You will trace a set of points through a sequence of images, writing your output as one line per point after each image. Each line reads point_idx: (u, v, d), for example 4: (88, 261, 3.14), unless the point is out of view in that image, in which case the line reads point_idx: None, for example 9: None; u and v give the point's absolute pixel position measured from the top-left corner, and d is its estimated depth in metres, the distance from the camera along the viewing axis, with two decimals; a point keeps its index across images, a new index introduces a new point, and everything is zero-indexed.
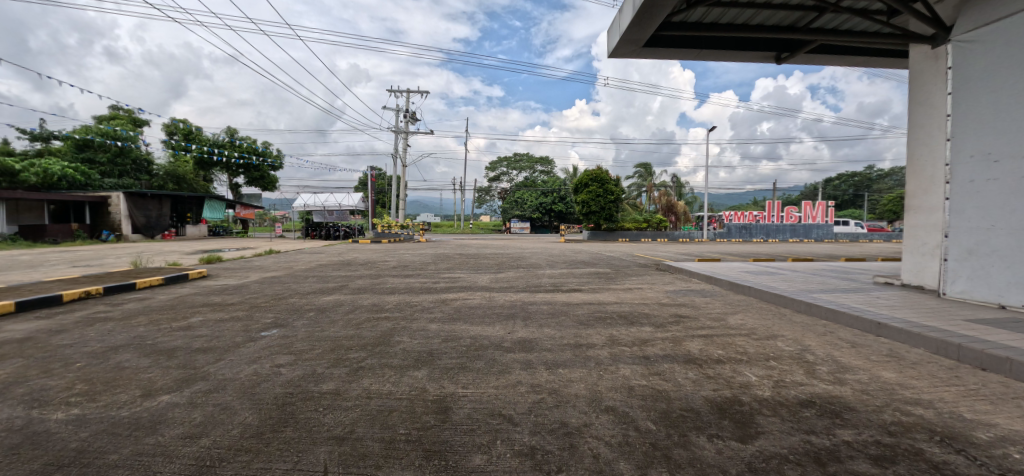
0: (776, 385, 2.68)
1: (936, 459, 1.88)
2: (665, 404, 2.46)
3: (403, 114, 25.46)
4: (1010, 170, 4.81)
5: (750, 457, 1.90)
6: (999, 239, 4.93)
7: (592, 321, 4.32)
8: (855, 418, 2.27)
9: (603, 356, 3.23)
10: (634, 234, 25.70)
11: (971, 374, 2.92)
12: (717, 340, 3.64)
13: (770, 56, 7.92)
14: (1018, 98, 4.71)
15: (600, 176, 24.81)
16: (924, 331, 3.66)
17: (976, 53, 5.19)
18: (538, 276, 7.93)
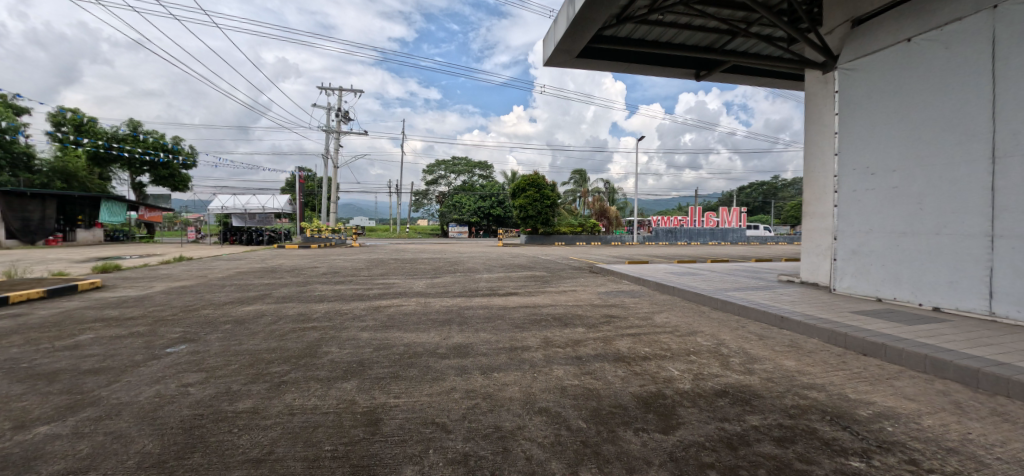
0: (695, 377, 2.86)
1: (827, 436, 2.16)
2: (595, 402, 2.55)
3: (336, 112, 24.49)
4: (883, 181, 5.60)
5: (672, 448, 2.09)
6: (875, 240, 5.71)
7: (527, 324, 4.37)
8: (762, 403, 2.49)
9: (538, 359, 3.26)
10: (569, 238, 26.58)
11: (856, 359, 3.33)
12: (644, 338, 3.83)
13: (691, 73, 8.59)
14: (891, 120, 5.50)
15: (537, 181, 25.38)
16: (818, 323, 4.12)
17: (857, 80, 6.02)
18: (476, 280, 7.90)
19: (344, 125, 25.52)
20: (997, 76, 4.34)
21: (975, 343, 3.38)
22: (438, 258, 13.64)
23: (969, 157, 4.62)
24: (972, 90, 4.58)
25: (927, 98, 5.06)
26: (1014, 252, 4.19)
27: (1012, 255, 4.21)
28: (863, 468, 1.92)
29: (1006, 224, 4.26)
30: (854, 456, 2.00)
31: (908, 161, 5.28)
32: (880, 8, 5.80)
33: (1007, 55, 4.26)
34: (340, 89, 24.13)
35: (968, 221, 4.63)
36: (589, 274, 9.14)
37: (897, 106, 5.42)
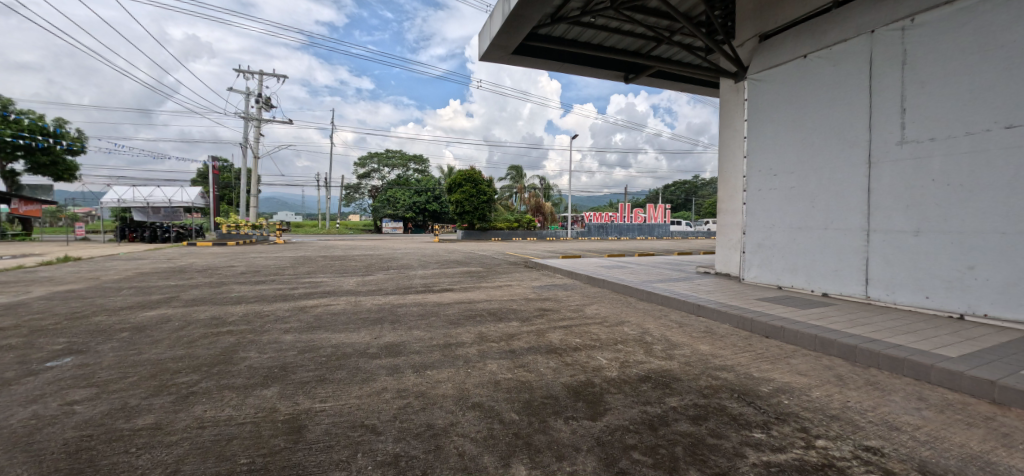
0: (622, 365, 3.03)
1: (735, 412, 2.39)
2: (527, 394, 2.61)
3: (255, 98, 23.02)
4: (784, 182, 6.26)
5: (599, 433, 2.20)
6: (777, 235, 6.38)
7: (461, 320, 4.36)
8: (680, 385, 2.69)
9: (472, 354, 3.27)
10: (506, 234, 26.88)
11: (760, 341, 3.71)
12: (575, 330, 3.99)
13: (620, 76, 9.03)
14: (791, 128, 6.15)
15: (473, 176, 25.46)
16: (730, 310, 4.53)
17: (763, 90, 6.65)
18: (410, 277, 7.72)
19: (266, 113, 23.96)
20: (874, 92, 5.03)
21: (854, 323, 3.92)
22: (371, 255, 13.14)
23: (851, 162, 5.31)
24: (855, 103, 5.27)
25: (819, 109, 5.72)
26: (885, 244, 4.91)
27: (883, 247, 4.93)
28: (763, 439, 2.15)
29: (879, 220, 4.98)
30: (756, 428, 2.23)
31: (804, 164, 5.95)
32: (783, 25, 6.47)
33: (881, 74, 4.96)
34: (258, 73, 22.85)
35: (849, 217, 5.33)
36: (527, 269, 9.27)
37: (795, 115, 6.08)
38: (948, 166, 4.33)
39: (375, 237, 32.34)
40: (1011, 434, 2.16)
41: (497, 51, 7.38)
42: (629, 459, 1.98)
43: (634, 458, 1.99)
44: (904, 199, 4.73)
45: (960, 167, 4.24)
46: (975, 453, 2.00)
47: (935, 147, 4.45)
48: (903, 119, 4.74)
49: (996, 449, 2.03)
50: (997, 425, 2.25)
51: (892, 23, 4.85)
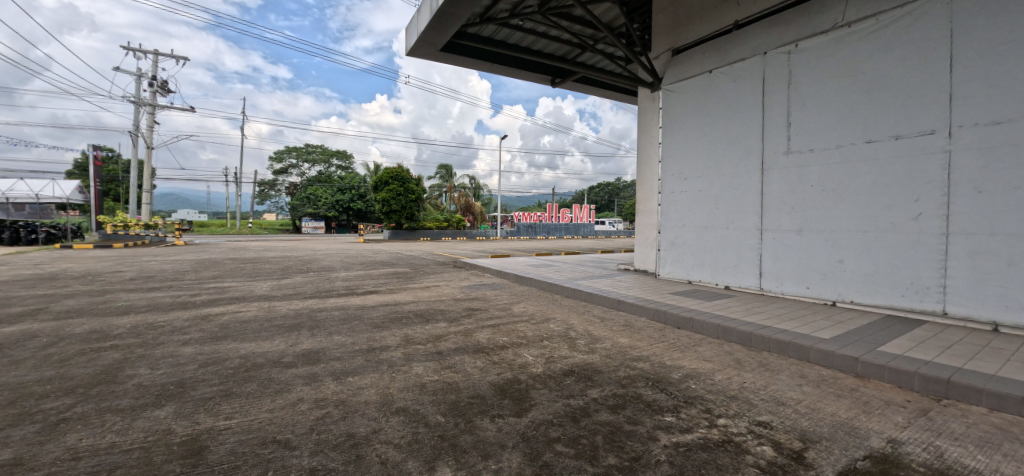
0: (547, 360, 3.14)
1: (649, 399, 2.57)
2: (454, 395, 2.62)
3: (148, 81, 20.71)
4: (692, 186, 6.80)
5: (524, 428, 2.26)
6: (687, 234, 6.93)
7: (386, 322, 4.25)
8: (601, 377, 2.85)
9: (397, 358, 3.20)
10: (434, 234, 26.23)
11: (673, 332, 4.04)
12: (503, 328, 4.07)
13: (548, 79, 9.34)
14: (698, 136, 6.68)
15: (401, 174, 24.72)
16: (646, 303, 4.89)
17: (673, 99, 7.13)
18: (332, 280, 7.31)
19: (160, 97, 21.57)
20: (767, 107, 5.68)
21: (751, 312, 4.42)
22: (289, 257, 12.20)
23: (748, 169, 5.93)
24: (751, 116, 5.89)
25: (723, 119, 6.29)
26: (776, 241, 5.57)
27: (775, 244, 5.60)
28: (674, 421, 2.33)
29: (771, 221, 5.64)
30: (667, 412, 2.41)
31: (709, 170, 6.52)
32: (692, 42, 6.91)
33: (772, 91, 5.60)
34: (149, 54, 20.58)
35: (748, 218, 5.95)
36: (461, 269, 9.19)
37: (701, 125, 6.63)
38: (824, 174, 5.03)
39: (297, 236, 30.10)
40: (868, 402, 2.56)
41: (431, 48, 7.26)
42: (553, 451, 2.06)
43: (557, 450, 2.07)
44: (791, 202, 5.41)
45: (833, 175, 4.95)
46: (843, 420, 2.34)
47: (814, 158, 5.14)
48: (789, 131, 5.40)
49: (858, 415, 2.40)
50: (860, 395, 2.66)
51: (780, 47, 5.51)
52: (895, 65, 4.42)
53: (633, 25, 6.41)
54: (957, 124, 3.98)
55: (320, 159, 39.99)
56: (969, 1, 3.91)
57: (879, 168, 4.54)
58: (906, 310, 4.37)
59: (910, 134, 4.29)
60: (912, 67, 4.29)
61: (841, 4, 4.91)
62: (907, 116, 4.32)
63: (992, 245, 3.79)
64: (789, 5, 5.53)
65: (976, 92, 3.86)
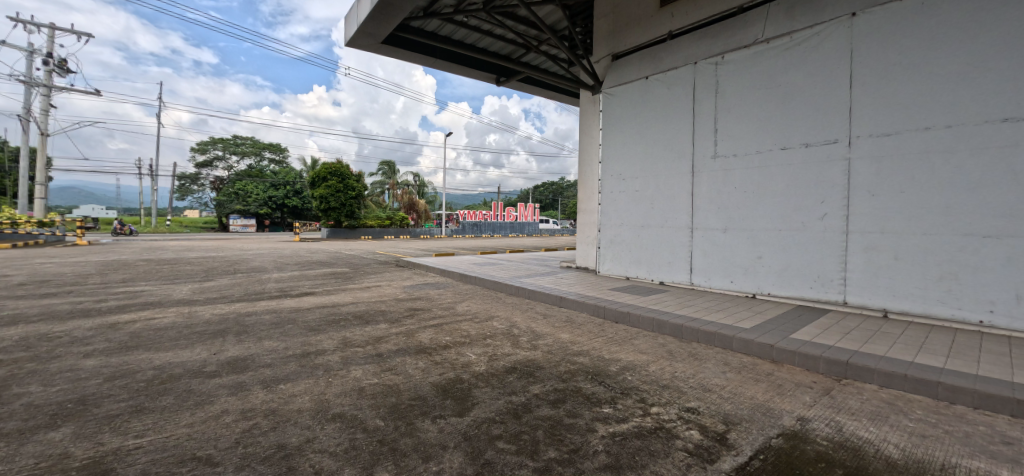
0: (490, 359, 3.16)
1: (588, 392, 2.66)
2: (394, 398, 2.56)
3: (43, 59, 18.29)
4: (630, 186, 7.11)
5: (466, 427, 2.24)
6: (625, 232, 7.24)
7: (323, 325, 4.06)
8: (543, 373, 2.92)
9: (334, 362, 3.07)
10: (377, 231, 25.35)
11: (611, 326, 4.23)
12: (446, 328, 4.04)
13: (492, 78, 9.40)
14: (636, 138, 6.99)
15: (339, 170, 23.63)
16: (587, 300, 5.06)
17: (613, 102, 7.38)
18: (263, 282, 6.83)
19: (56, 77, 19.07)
20: (697, 113, 6.07)
21: (684, 305, 4.72)
22: (215, 258, 11.18)
23: (680, 171, 6.32)
24: (682, 121, 6.28)
25: (658, 123, 6.62)
26: (705, 239, 5.99)
27: (703, 242, 6.02)
28: (610, 412, 2.42)
29: (700, 220, 6.05)
30: (605, 404, 2.51)
31: (645, 171, 6.85)
32: (629, 49, 7.18)
33: (701, 98, 6.00)
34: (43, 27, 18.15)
35: (680, 217, 6.34)
36: (407, 269, 8.96)
37: (638, 128, 6.94)
38: (747, 177, 5.50)
39: (227, 236, 27.73)
40: (782, 384, 2.82)
41: (373, 39, 7.05)
42: (494, 449, 2.06)
43: (499, 447, 2.08)
44: (717, 202, 5.84)
45: (754, 178, 5.42)
46: (761, 402, 2.56)
47: (738, 162, 5.59)
48: (716, 137, 5.84)
49: (773, 397, 2.63)
50: (775, 379, 2.93)
51: (708, 58, 5.91)
52: (805, 80, 4.93)
53: (575, 29, 6.63)
54: (855, 135, 4.54)
55: (252, 152, 36.86)
56: (865, 28, 4.47)
57: (792, 172, 5.05)
58: (813, 300, 4.90)
59: (818, 143, 4.81)
60: (818, 83, 4.82)
61: (761, 21, 5.37)
62: (814, 127, 4.85)
63: (883, 242, 4.35)
64: (716, 20, 5.95)
65: (870, 108, 4.42)
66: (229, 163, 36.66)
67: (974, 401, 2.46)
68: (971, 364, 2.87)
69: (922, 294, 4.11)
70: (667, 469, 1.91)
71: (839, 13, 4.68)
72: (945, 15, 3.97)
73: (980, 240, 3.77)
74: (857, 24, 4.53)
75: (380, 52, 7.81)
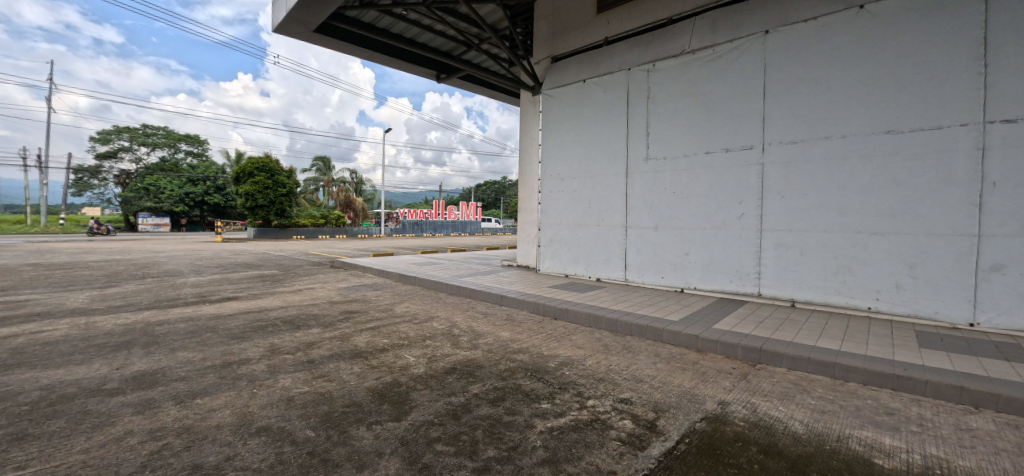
0: (429, 360, 3.11)
1: (528, 389, 2.69)
2: (326, 406, 2.42)
3: None
4: (569, 186, 7.33)
5: (404, 432, 2.16)
6: (564, 231, 7.45)
7: (247, 332, 3.76)
8: (483, 372, 2.91)
9: (259, 371, 2.85)
10: (309, 231, 23.94)
11: (550, 323, 4.32)
12: (383, 330, 3.91)
13: (432, 74, 9.25)
14: (575, 140, 7.21)
15: (269, 165, 22.11)
16: (527, 297, 5.14)
17: (552, 104, 7.56)
18: (178, 287, 6.19)
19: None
20: (630, 117, 6.39)
21: (622, 301, 4.95)
22: (120, 261, 9.93)
23: (615, 172, 6.61)
24: (617, 125, 6.58)
25: (595, 125, 6.87)
26: (638, 237, 6.31)
27: (636, 240, 6.34)
28: (548, 408, 2.46)
29: (634, 219, 6.36)
30: (543, 400, 2.54)
31: (582, 172, 7.09)
32: (568, 52, 7.36)
33: (634, 103, 6.32)
34: None
35: (615, 216, 6.64)
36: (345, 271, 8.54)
37: (577, 130, 7.17)
38: (675, 178, 5.87)
39: (139, 237, 24.79)
40: (705, 372, 3.03)
41: (307, 26, 6.66)
42: (432, 452, 2.01)
43: (437, 450, 2.03)
44: (648, 202, 6.18)
45: (681, 180, 5.80)
46: (687, 389, 2.73)
47: (667, 164, 5.95)
48: (648, 140, 6.17)
49: (698, 384, 2.82)
50: (700, 367, 3.14)
51: (641, 65, 6.23)
52: (725, 90, 5.36)
53: (515, 29, 6.64)
54: (767, 142, 5.02)
55: (166, 143, 33.05)
56: (776, 45, 4.96)
57: (714, 175, 5.47)
58: (732, 292, 5.35)
59: (737, 148, 5.26)
60: (737, 94, 5.27)
61: (687, 33, 5.75)
62: (732, 133, 5.30)
63: (791, 239, 4.86)
64: (647, 29, 6.26)
65: (781, 118, 4.92)
66: (135, 153, 32.27)
67: (864, 378, 2.83)
68: (860, 345, 3.29)
69: (822, 285, 4.65)
70: (601, 460, 1.97)
71: (753, 30, 5.15)
72: (838, 39, 4.53)
73: (870, 236, 4.33)
74: (769, 42, 5.02)
75: (311, 41, 7.45)
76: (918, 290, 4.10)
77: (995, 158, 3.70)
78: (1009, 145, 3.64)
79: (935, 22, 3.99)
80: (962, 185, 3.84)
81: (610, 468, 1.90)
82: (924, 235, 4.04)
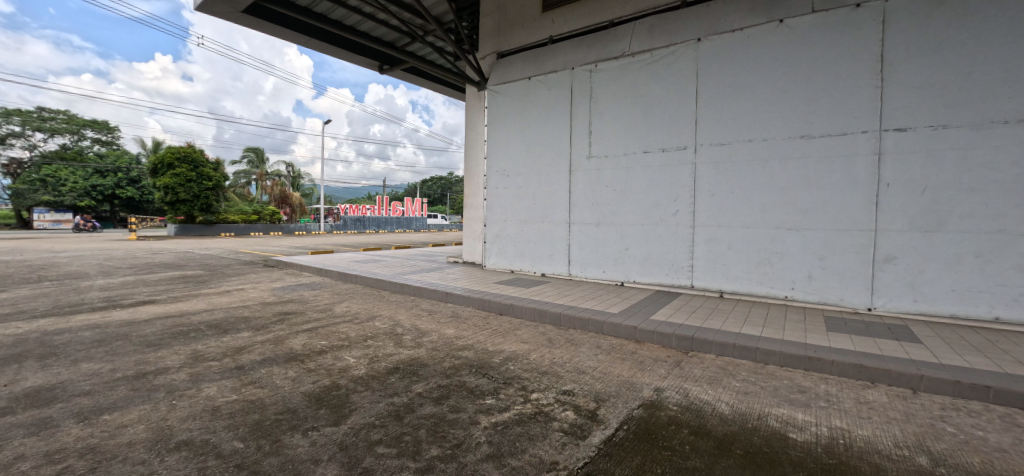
0: (370, 361, 3.02)
1: (472, 385, 2.68)
2: (257, 414, 2.26)
3: None
4: (514, 182, 7.41)
5: (343, 437, 2.06)
6: (509, 227, 7.52)
7: (165, 339, 3.45)
8: (426, 371, 2.87)
9: (179, 381, 2.62)
10: (241, 228, 22.51)
11: (496, 319, 4.36)
12: (321, 332, 3.74)
13: (374, 64, 9.02)
14: (520, 136, 7.29)
15: (191, 156, 20.06)
16: (473, 294, 5.14)
17: (498, 101, 7.58)
18: (83, 291, 5.53)
19: None
20: (574, 116, 6.57)
21: (569, 296, 5.09)
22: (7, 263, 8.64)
23: (559, 169, 6.77)
24: (560, 123, 6.74)
25: (541, 123, 6.98)
26: (581, 233, 6.51)
27: (579, 235, 6.54)
28: (493, 403, 2.47)
29: (577, 215, 6.56)
30: (488, 396, 2.55)
31: (528, 169, 7.20)
32: (513, 49, 7.44)
33: (578, 102, 6.50)
34: None
35: (559, 212, 6.80)
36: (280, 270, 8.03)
37: (522, 126, 7.26)
38: (616, 176, 6.11)
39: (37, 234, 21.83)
40: (642, 361, 3.19)
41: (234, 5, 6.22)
42: (373, 455, 1.93)
43: (378, 452, 1.95)
44: (590, 198, 6.40)
45: (621, 177, 6.05)
46: (626, 378, 2.85)
47: (608, 162, 6.18)
48: (590, 139, 6.37)
49: (635, 372, 2.96)
50: (638, 356, 3.29)
51: (584, 65, 6.39)
52: (663, 93, 5.64)
53: (460, 23, 6.67)
54: (698, 143, 5.35)
55: (68, 128, 29.66)
56: (705, 53, 5.29)
57: (651, 173, 5.76)
58: (667, 284, 5.66)
59: (672, 148, 5.57)
60: (672, 97, 5.56)
61: (627, 37, 5.98)
62: (667, 134, 5.61)
63: (719, 234, 5.22)
64: (588, 30, 6.46)
65: (710, 121, 5.26)
66: (29, 140, 28.57)
67: (781, 360, 3.10)
68: (778, 330, 3.61)
69: (746, 276, 5.04)
70: (544, 451, 1.99)
71: (687, 37, 5.43)
72: (761, 50, 4.91)
73: (786, 231, 4.76)
74: (701, 49, 5.32)
75: (240, 22, 7.01)
76: (826, 279, 4.56)
77: (889, 162, 4.20)
78: (899, 151, 4.15)
79: (842, 38, 4.43)
80: (863, 186, 4.32)
81: (552, 458, 1.93)
82: (831, 230, 4.50)
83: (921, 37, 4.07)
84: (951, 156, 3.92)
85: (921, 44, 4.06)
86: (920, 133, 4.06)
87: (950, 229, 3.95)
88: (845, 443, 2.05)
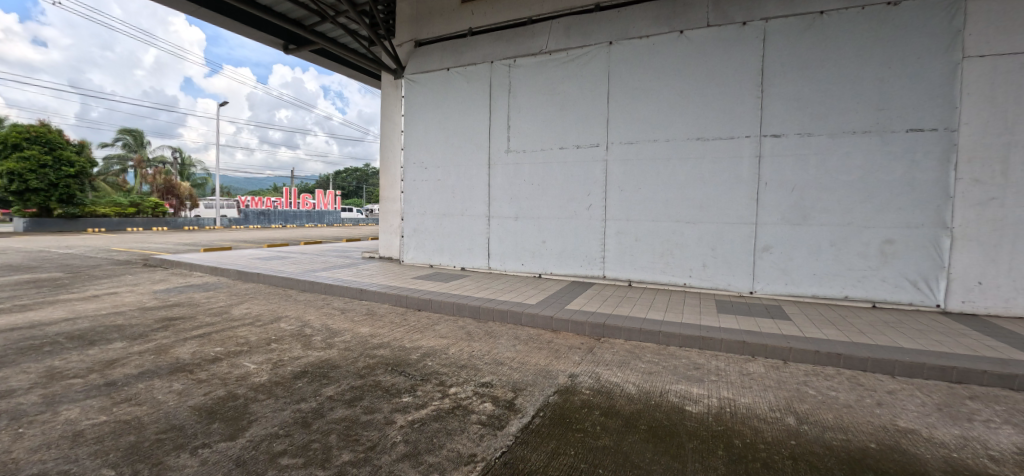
0: (274, 366, 2.82)
1: (388, 384, 2.61)
2: (133, 435, 1.98)
3: None
4: (433, 174, 7.27)
5: (240, 451, 1.88)
6: (428, 221, 7.37)
7: (6, 356, 2.88)
8: (338, 373, 2.74)
9: (28, 405, 2.20)
10: (111, 224, 19.32)
11: (413, 315, 4.29)
12: (216, 337, 3.39)
13: (277, 42, 8.27)
14: (439, 128, 7.17)
15: (47, 138, 16.91)
16: (389, 290, 4.98)
17: (416, 91, 7.37)
18: None
19: None
20: (492, 109, 6.61)
21: (492, 289, 5.15)
22: None
23: (479, 162, 6.78)
24: (479, 116, 6.74)
25: (461, 115, 6.93)
26: (500, 226, 6.61)
27: (499, 228, 6.63)
28: (409, 401, 2.43)
29: (496, 208, 6.63)
30: (404, 394, 2.50)
31: (446, 163, 7.13)
32: (433, 38, 7.25)
33: (496, 97, 6.55)
34: None
35: (478, 206, 6.82)
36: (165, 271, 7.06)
37: (440, 117, 7.14)
38: (533, 171, 6.27)
39: None
40: (558, 349, 3.34)
41: None
42: (276, 468, 1.77)
43: (282, 464, 1.80)
44: (509, 192, 6.51)
45: (539, 173, 6.23)
46: (543, 367, 2.97)
47: (526, 157, 6.33)
48: (509, 134, 6.46)
49: (551, 360, 3.09)
50: (554, 345, 3.44)
51: (504, 60, 6.45)
52: (577, 92, 5.88)
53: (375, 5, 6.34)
54: (609, 141, 5.68)
55: None
56: (615, 56, 5.61)
57: (566, 169, 6.00)
58: (581, 275, 5.97)
59: (585, 145, 5.85)
60: (586, 96, 5.83)
61: (544, 34, 6.13)
62: (580, 131, 5.88)
63: (627, 227, 5.61)
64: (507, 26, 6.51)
65: (620, 121, 5.61)
66: None
67: (680, 341, 3.43)
68: (678, 314, 4.00)
69: (650, 266, 5.48)
70: (461, 445, 2.00)
71: (600, 40, 5.70)
72: (662, 57, 5.33)
73: (682, 224, 5.26)
74: (612, 52, 5.62)
75: None
76: (717, 267, 5.12)
77: (767, 164, 4.81)
78: (775, 154, 4.77)
79: (730, 52, 4.96)
80: (747, 184, 4.91)
81: (470, 451, 1.94)
82: (721, 223, 5.05)
83: (790, 56, 4.69)
84: (813, 160, 4.61)
85: (790, 62, 4.69)
86: (791, 140, 4.70)
87: (812, 222, 4.63)
88: (730, 411, 2.33)
